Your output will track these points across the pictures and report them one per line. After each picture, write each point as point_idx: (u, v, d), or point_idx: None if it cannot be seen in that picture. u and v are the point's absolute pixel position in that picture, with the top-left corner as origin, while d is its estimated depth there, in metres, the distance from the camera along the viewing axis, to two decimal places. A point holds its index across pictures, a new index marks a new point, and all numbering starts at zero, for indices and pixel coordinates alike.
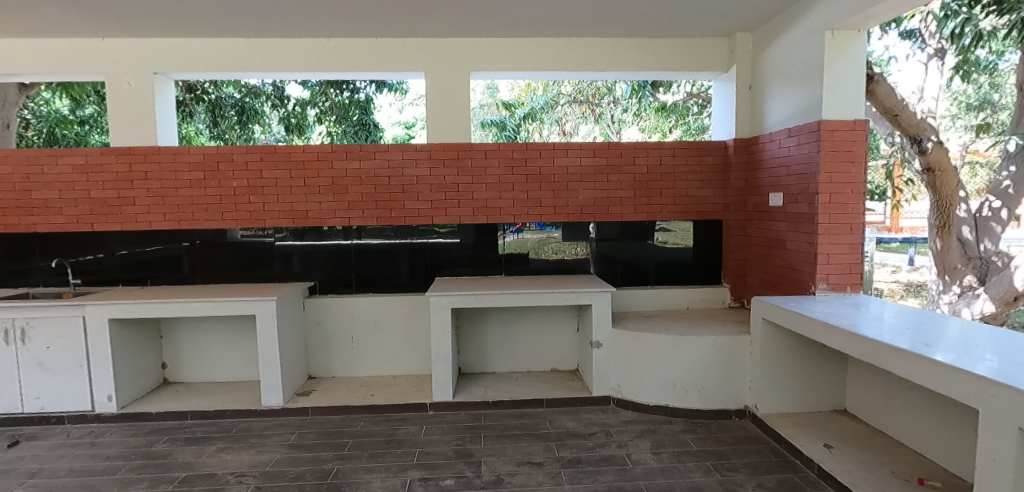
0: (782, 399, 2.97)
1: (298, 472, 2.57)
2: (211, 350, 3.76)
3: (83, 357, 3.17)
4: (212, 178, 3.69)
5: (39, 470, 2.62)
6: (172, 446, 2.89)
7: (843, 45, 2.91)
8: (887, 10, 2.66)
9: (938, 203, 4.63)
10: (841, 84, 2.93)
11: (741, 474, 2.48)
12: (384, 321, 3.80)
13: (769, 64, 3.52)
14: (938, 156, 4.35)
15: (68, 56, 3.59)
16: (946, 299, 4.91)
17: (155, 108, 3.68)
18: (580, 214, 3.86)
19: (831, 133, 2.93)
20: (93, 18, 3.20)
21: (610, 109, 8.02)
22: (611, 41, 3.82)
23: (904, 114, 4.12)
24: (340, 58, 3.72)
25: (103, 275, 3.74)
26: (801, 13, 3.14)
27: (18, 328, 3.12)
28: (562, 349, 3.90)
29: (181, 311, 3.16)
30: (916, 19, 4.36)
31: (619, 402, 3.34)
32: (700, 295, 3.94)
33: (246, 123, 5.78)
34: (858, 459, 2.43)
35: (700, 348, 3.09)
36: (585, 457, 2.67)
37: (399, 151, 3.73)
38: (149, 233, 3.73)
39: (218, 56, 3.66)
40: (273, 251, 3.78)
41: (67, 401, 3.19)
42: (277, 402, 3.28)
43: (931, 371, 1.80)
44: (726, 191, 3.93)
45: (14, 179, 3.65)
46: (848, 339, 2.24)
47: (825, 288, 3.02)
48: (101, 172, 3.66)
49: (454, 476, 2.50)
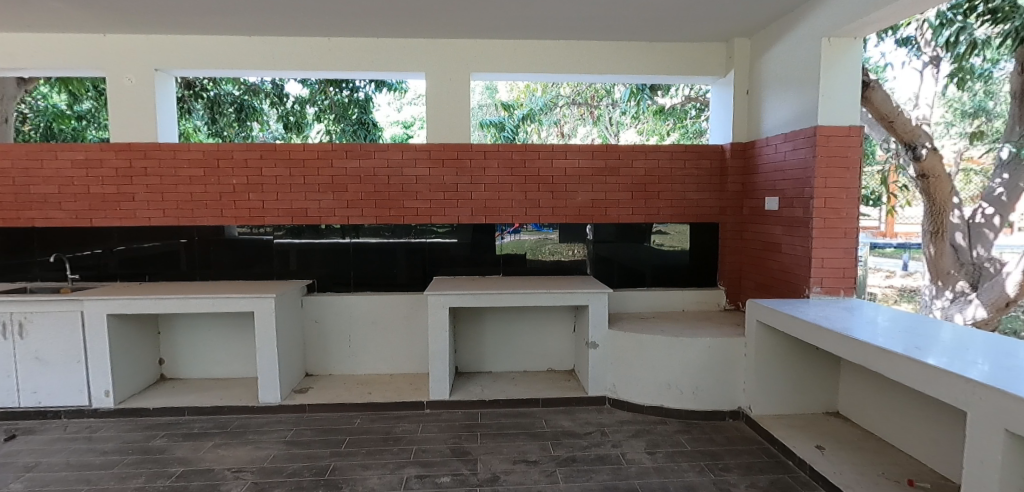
0: (774, 401, 3.00)
1: (296, 468, 2.58)
2: (209, 346, 3.77)
3: (81, 352, 3.17)
4: (212, 175, 3.70)
5: (37, 464, 2.62)
6: (170, 441, 2.89)
7: (839, 52, 2.95)
8: (884, 19, 2.70)
9: (932, 209, 4.67)
10: (838, 92, 2.97)
11: (734, 474, 2.51)
12: (381, 319, 3.82)
13: (767, 70, 3.55)
14: (932, 164, 4.39)
15: (69, 51, 3.59)
16: (938, 304, 4.98)
17: (155, 104, 3.68)
18: (578, 215, 3.89)
19: (827, 139, 2.97)
20: (96, 14, 3.20)
21: (608, 111, 8.12)
22: (611, 44, 3.85)
23: (898, 121, 4.17)
24: (341, 57, 3.74)
25: (102, 271, 3.75)
26: (799, 21, 3.18)
27: (15, 323, 3.13)
28: (559, 348, 3.92)
29: (180, 307, 3.16)
30: (912, 27, 4.30)
31: (615, 402, 3.36)
32: (696, 296, 3.98)
33: (245, 120, 5.83)
34: (849, 461, 2.46)
35: (696, 348, 3.12)
36: (581, 456, 2.69)
37: (399, 150, 3.75)
38: (148, 230, 3.74)
39: (219, 53, 3.67)
40: (271, 248, 3.79)
41: (64, 396, 3.19)
42: (275, 398, 3.29)
43: (923, 373, 1.83)
44: (722, 195, 3.97)
45: (14, 172, 3.65)
46: (841, 342, 2.26)
47: (819, 291, 3.06)
48: (100, 167, 3.66)
49: (450, 474, 2.51)
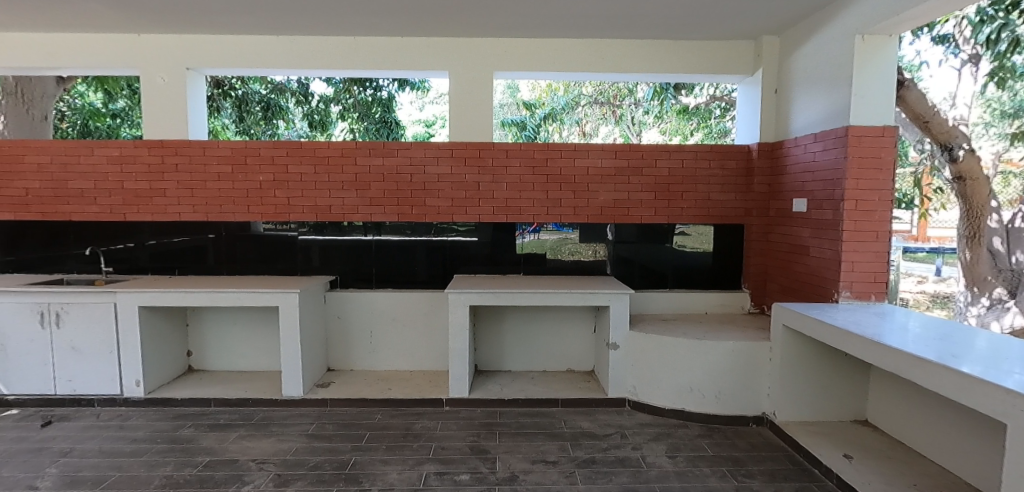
0: (800, 408, 2.93)
1: (318, 461, 2.62)
2: (236, 341, 3.86)
3: (114, 343, 3.28)
4: (240, 172, 3.78)
5: (71, 450, 2.71)
6: (197, 431, 2.96)
7: (873, 51, 2.85)
8: (922, 16, 2.60)
9: (968, 212, 4.50)
10: (871, 91, 2.88)
11: (757, 481, 2.46)
12: (403, 316, 3.86)
13: (796, 68, 3.47)
14: (970, 165, 4.22)
15: (105, 50, 3.71)
16: (973, 312, 4.79)
17: (185, 102, 3.78)
18: (599, 214, 3.86)
19: (858, 139, 2.89)
20: (130, 14, 3.30)
21: (630, 111, 8.00)
22: (635, 43, 3.81)
23: (934, 121, 4.01)
24: (365, 56, 3.78)
25: (133, 264, 3.87)
26: (830, 18, 3.10)
27: (53, 313, 3.25)
28: (579, 348, 3.90)
29: (207, 301, 3.24)
30: (950, 24, 4.19)
31: (634, 405, 3.32)
32: (719, 299, 3.91)
33: (271, 118, 5.93)
34: (878, 470, 2.38)
35: (718, 352, 3.06)
36: (600, 458, 2.67)
37: (421, 149, 3.77)
38: (177, 225, 3.84)
39: (246, 52, 3.74)
40: (295, 245, 3.85)
41: (97, 384, 3.30)
42: (298, 392, 3.35)
43: (958, 382, 1.76)
44: (748, 196, 3.89)
45: (52, 167, 3.79)
46: (871, 348, 2.19)
47: (848, 296, 2.97)
48: (134, 163, 3.77)
49: (469, 472, 2.52)
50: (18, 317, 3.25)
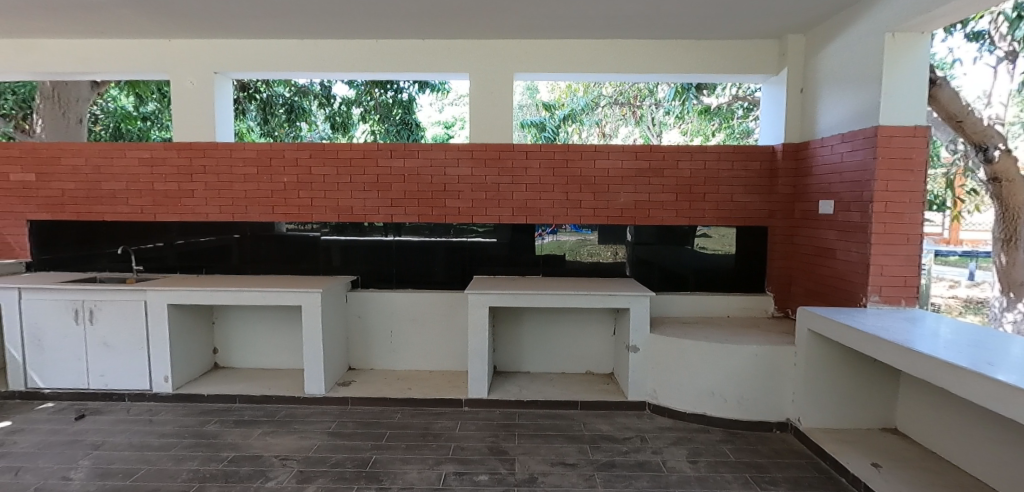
0: (826, 414, 2.86)
1: (339, 458, 2.65)
2: (260, 339, 3.94)
3: (143, 340, 3.37)
4: (264, 173, 3.85)
5: (103, 443, 2.80)
6: (222, 427, 3.03)
7: (903, 48, 2.78)
8: (955, 12, 2.52)
9: (1005, 214, 4.31)
10: (901, 90, 2.80)
11: (781, 488, 2.41)
12: (422, 316, 3.89)
13: (823, 67, 3.39)
14: (1005, 166, 4.06)
15: (137, 56, 3.83)
16: (1009, 318, 4.64)
17: (213, 105, 3.87)
18: (619, 216, 3.83)
19: (888, 139, 2.81)
20: (161, 20, 3.40)
21: (650, 111, 7.91)
22: (656, 43, 3.78)
23: (968, 121, 3.87)
24: (386, 59, 3.82)
25: (161, 263, 3.99)
26: (858, 16, 3.03)
27: (86, 310, 3.36)
28: (598, 351, 3.87)
29: (232, 299, 3.32)
30: (985, 20, 4.04)
31: (654, 409, 3.29)
32: (742, 302, 3.84)
33: (294, 121, 6.05)
34: (908, 480, 2.31)
35: (740, 356, 3.01)
36: (620, 461, 2.65)
37: (441, 151, 3.80)
38: (204, 225, 3.93)
39: (271, 56, 3.82)
40: (317, 245, 3.92)
41: (127, 379, 3.40)
42: (319, 391, 3.40)
43: (995, 391, 1.70)
44: (772, 197, 3.82)
45: (86, 169, 3.92)
46: (902, 354, 2.13)
47: (877, 300, 2.89)
48: (164, 165, 3.88)
49: (488, 473, 2.52)
50: (55, 313, 3.37)
